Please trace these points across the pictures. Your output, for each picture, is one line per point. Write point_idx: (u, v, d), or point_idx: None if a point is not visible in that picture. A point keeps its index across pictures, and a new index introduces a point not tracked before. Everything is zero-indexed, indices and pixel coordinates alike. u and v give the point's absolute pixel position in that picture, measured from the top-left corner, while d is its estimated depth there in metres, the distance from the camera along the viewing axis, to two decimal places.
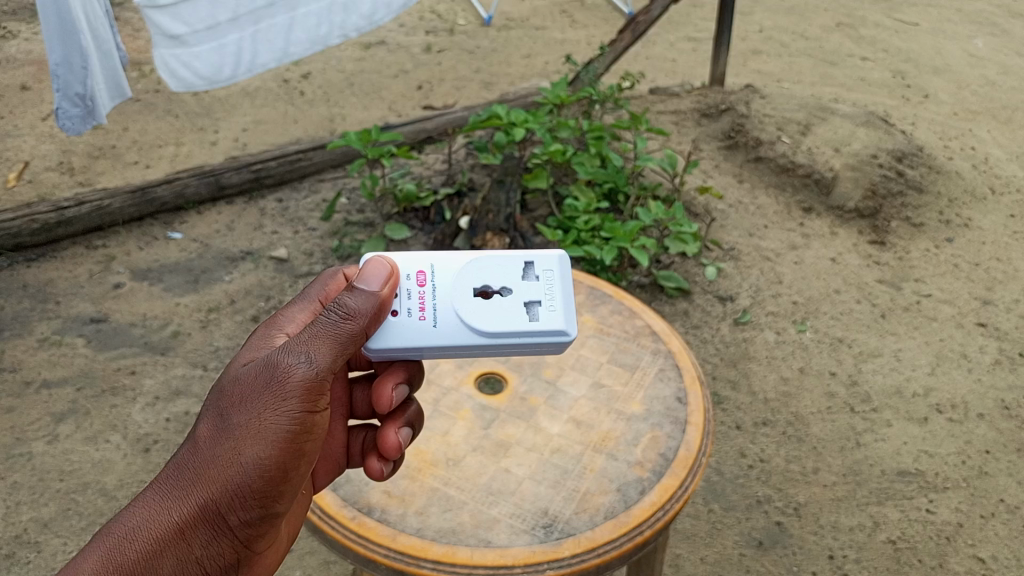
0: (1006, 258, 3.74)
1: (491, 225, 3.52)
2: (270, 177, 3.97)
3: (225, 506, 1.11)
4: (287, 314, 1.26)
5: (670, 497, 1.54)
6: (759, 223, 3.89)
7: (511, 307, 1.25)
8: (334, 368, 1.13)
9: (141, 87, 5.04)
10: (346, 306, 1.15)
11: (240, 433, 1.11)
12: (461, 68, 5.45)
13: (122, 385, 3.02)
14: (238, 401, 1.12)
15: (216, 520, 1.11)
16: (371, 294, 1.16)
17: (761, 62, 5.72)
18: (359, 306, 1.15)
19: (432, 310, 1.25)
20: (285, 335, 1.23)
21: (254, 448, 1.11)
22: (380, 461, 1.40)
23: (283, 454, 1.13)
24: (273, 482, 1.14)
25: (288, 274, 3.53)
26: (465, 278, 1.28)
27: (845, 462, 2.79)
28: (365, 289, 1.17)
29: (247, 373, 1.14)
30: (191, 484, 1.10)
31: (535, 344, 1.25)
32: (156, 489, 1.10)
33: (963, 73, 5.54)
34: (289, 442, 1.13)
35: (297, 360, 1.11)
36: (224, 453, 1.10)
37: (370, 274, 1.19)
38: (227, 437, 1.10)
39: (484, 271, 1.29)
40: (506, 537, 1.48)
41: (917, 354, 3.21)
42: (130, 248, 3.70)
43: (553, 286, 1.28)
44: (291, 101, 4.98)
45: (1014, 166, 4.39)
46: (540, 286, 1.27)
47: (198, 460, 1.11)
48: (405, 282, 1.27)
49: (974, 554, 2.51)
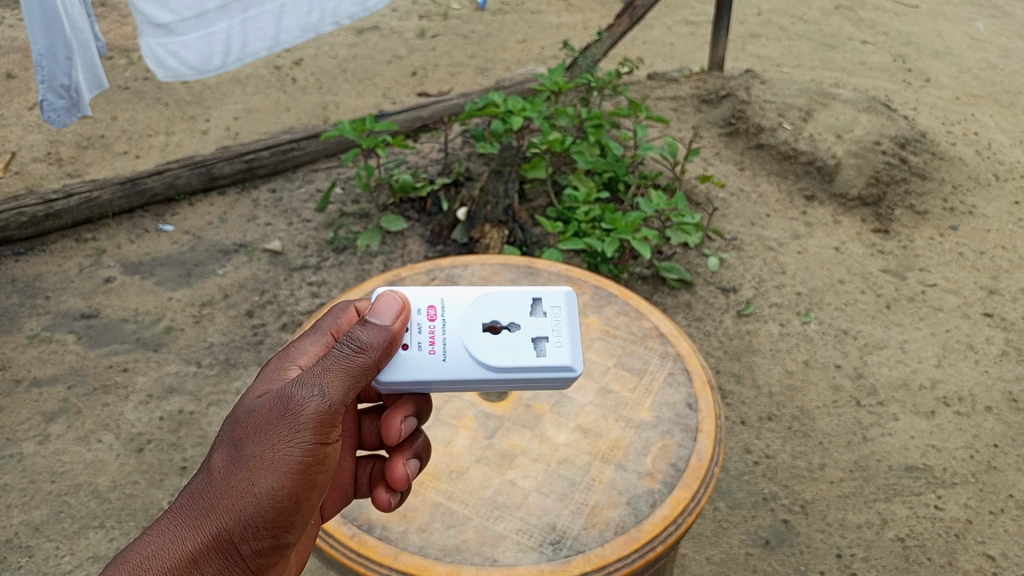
0: (1011, 247, 3.69)
1: (489, 217, 3.44)
2: (262, 167, 3.89)
3: (238, 536, 1.05)
4: (299, 346, 1.21)
5: (682, 510, 1.49)
6: (761, 211, 3.83)
7: (518, 342, 1.20)
8: (348, 399, 1.09)
9: (129, 74, 4.94)
10: (358, 339, 1.10)
11: (254, 462, 1.05)
12: (456, 54, 5.36)
13: (115, 383, 2.96)
14: (252, 431, 1.07)
15: (228, 550, 1.05)
16: (383, 328, 1.12)
17: (760, 46, 5.63)
18: (372, 339, 1.11)
19: (441, 343, 1.20)
20: (299, 368, 1.18)
21: (268, 478, 1.05)
22: (387, 491, 1.33)
23: (299, 485, 1.08)
24: (285, 512, 1.08)
25: (282, 268, 3.45)
26: (474, 313, 1.24)
27: (852, 457, 2.74)
28: (377, 322, 1.13)
29: (262, 404, 1.09)
30: (205, 513, 1.04)
31: (541, 381, 1.20)
32: (167, 518, 1.05)
33: (964, 56, 5.47)
34: (303, 473, 1.08)
35: (311, 392, 1.07)
36: (238, 483, 1.05)
37: (383, 305, 1.16)
38: (241, 466, 1.05)
39: (493, 306, 1.25)
40: (513, 555, 1.42)
41: (923, 346, 3.16)
42: (121, 241, 3.62)
43: (560, 322, 1.23)
44: (284, 88, 4.89)
45: (1018, 152, 4.34)
46: (547, 322, 1.23)
47: (212, 490, 1.05)
48: (416, 316, 1.23)
49: (983, 551, 2.47)
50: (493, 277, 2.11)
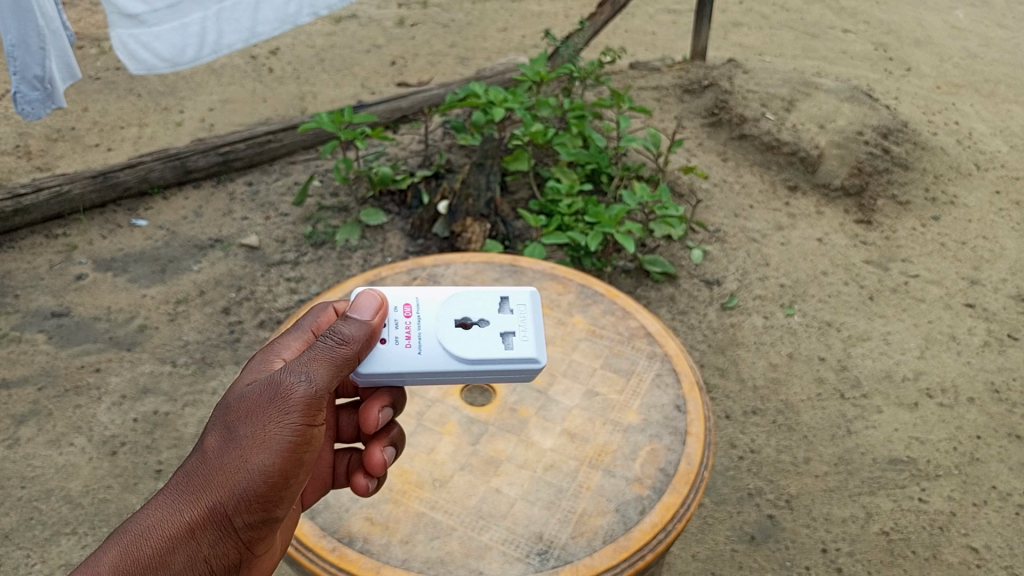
0: (992, 236, 3.69)
1: (471, 210, 3.37)
2: (238, 160, 3.81)
3: (231, 514, 1.02)
4: (281, 338, 1.17)
5: (671, 517, 1.47)
6: (744, 203, 3.81)
7: (490, 338, 1.18)
8: (335, 385, 1.05)
9: (100, 65, 4.82)
10: (341, 332, 1.08)
11: (244, 443, 1.02)
12: (436, 43, 5.28)
13: (87, 384, 2.88)
14: (242, 413, 1.03)
15: (221, 530, 1.02)
16: (364, 322, 1.10)
17: (742, 35, 5.59)
18: (353, 332, 1.08)
19: (416, 337, 1.17)
20: (286, 355, 1.13)
21: (260, 457, 1.02)
22: (366, 478, 1.30)
23: (289, 464, 1.04)
24: (278, 492, 1.05)
25: (259, 263, 3.38)
26: (448, 309, 1.21)
27: (836, 451, 2.73)
28: (357, 318, 1.11)
29: (250, 389, 1.05)
30: (199, 490, 1.00)
31: (512, 375, 1.18)
32: (158, 498, 1.01)
33: (945, 45, 5.47)
34: (294, 453, 1.04)
35: (298, 376, 1.03)
36: (229, 463, 1.01)
37: (363, 300, 1.13)
38: (231, 446, 1.01)
39: (465, 303, 1.22)
40: (499, 566, 1.39)
41: (906, 337, 3.15)
42: (92, 236, 3.53)
43: (529, 320, 1.21)
44: (260, 78, 4.79)
45: (998, 142, 4.34)
46: (518, 318, 1.21)
47: (204, 469, 1.02)
48: (392, 313, 1.19)
49: (967, 543, 2.47)
50: (476, 276, 2.07)
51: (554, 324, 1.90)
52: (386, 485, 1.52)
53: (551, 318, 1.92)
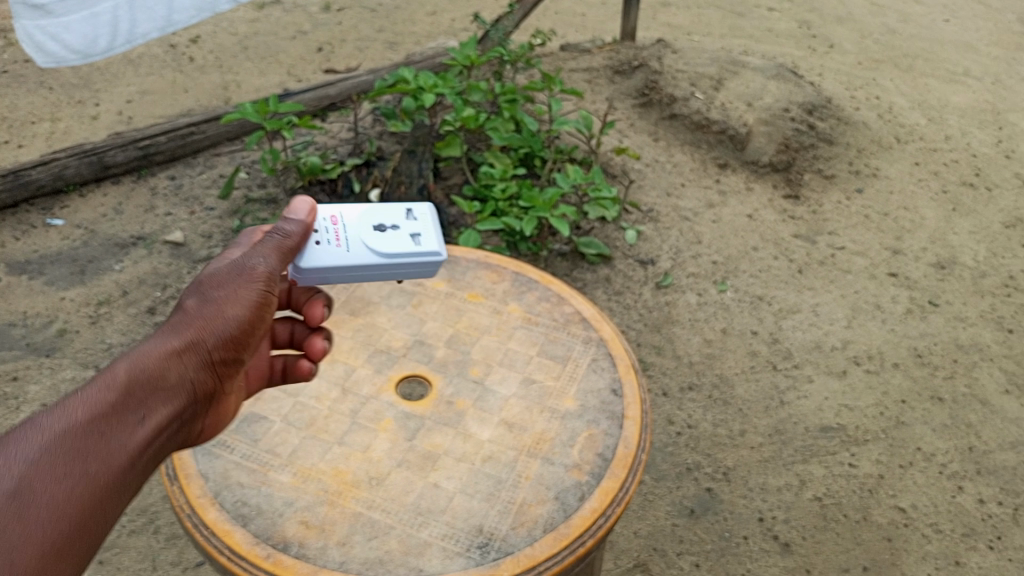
0: (913, 207, 3.82)
1: (404, 199, 3.32)
2: (159, 153, 3.68)
3: (209, 359, 1.11)
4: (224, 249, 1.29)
5: (610, 502, 1.48)
6: (675, 181, 3.86)
7: (403, 238, 1.38)
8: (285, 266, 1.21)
9: (7, 57, 4.59)
10: (284, 229, 1.24)
11: (217, 301, 1.13)
12: (364, 27, 5.18)
13: (4, 394, 2.75)
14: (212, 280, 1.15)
15: (199, 376, 1.10)
16: (303, 221, 1.26)
17: (670, 15, 5.63)
18: (295, 229, 1.25)
19: (344, 238, 1.34)
20: (234, 253, 1.26)
21: (232, 312, 1.13)
22: (309, 362, 1.48)
23: (254, 322, 1.17)
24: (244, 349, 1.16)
25: (186, 260, 3.28)
26: (365, 218, 1.39)
27: (770, 422, 2.78)
28: (295, 219, 1.26)
29: (215, 267, 1.17)
30: (180, 334, 1.09)
31: (421, 268, 1.40)
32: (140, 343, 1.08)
33: (865, 21, 5.62)
34: (259, 315, 1.17)
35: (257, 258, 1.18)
36: (205, 314, 1.12)
37: (298, 198, 1.28)
38: (205, 303, 1.12)
39: (376, 212, 1.41)
40: (439, 563, 1.38)
41: (834, 308, 3.24)
42: (4, 238, 3.37)
43: (431, 223, 1.43)
44: (180, 68, 4.63)
45: (917, 115, 4.48)
46: (422, 222, 1.42)
47: (181, 321, 1.11)
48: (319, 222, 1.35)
49: (895, 504, 2.55)
50: None
51: (489, 313, 1.90)
52: (321, 487, 1.49)
53: (486, 307, 1.92)
